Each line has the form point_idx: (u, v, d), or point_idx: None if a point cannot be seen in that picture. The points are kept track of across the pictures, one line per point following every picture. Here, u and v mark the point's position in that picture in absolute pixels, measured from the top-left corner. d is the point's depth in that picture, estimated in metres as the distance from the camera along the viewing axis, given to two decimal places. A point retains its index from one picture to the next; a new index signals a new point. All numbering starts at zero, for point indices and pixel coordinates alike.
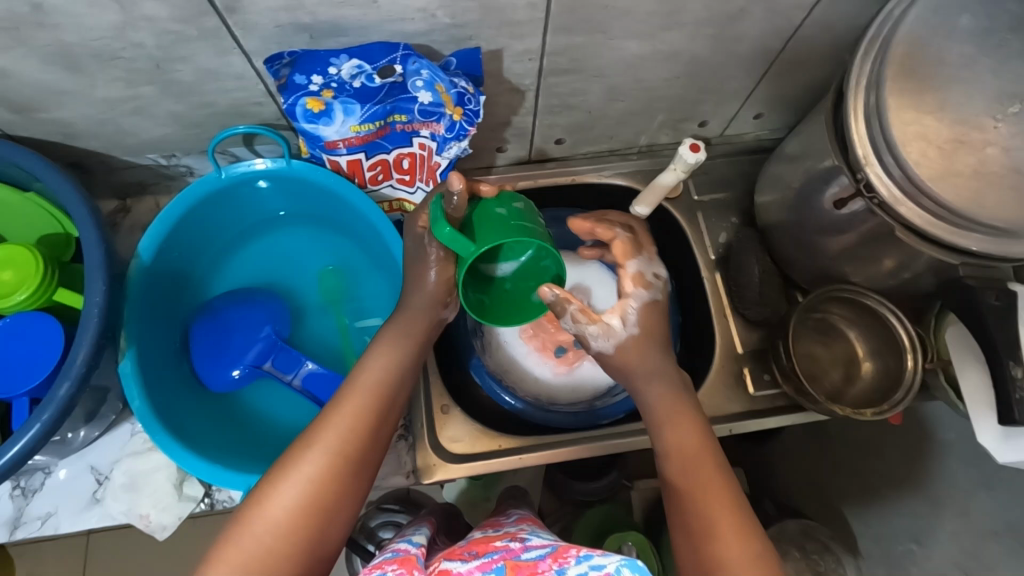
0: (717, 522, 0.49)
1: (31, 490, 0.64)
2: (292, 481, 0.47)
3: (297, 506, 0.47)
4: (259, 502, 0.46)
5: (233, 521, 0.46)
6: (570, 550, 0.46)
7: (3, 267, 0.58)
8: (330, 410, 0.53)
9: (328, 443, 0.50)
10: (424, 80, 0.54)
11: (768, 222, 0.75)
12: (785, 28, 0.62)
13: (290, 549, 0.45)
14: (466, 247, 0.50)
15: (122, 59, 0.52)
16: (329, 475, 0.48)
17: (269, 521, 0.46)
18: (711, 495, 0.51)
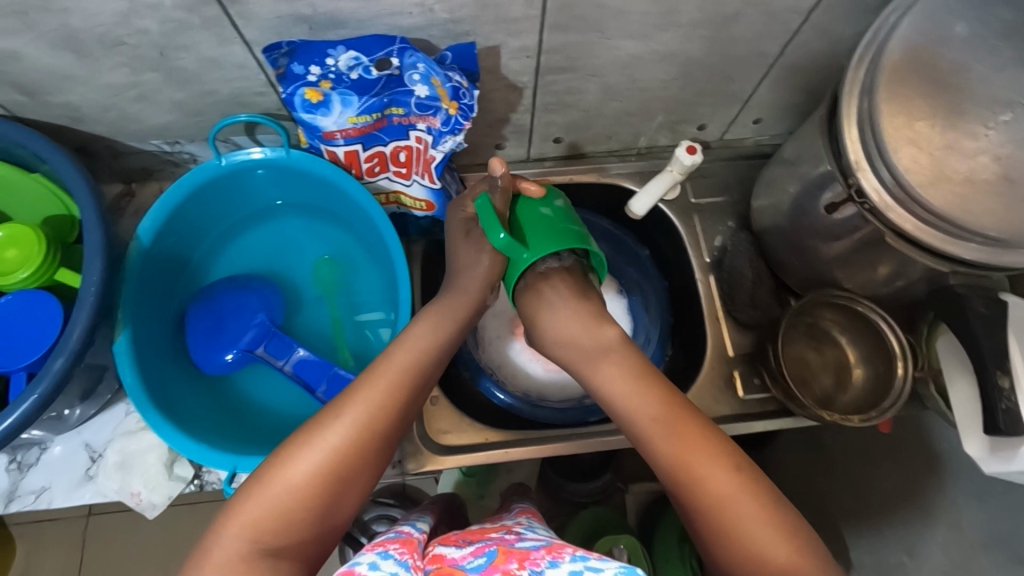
0: (759, 535, 0.47)
1: (27, 464, 0.66)
2: (314, 449, 0.48)
3: (317, 472, 0.47)
4: (280, 466, 0.47)
5: (250, 482, 0.47)
6: (566, 547, 0.46)
7: (8, 246, 0.61)
8: (360, 386, 0.53)
9: (353, 415, 0.50)
10: (420, 73, 0.55)
11: (765, 227, 0.75)
12: (781, 32, 0.63)
13: (304, 515, 0.46)
14: (519, 253, 0.56)
15: (126, 46, 0.53)
16: (351, 446, 0.49)
17: (291, 485, 0.46)
18: (755, 507, 0.48)
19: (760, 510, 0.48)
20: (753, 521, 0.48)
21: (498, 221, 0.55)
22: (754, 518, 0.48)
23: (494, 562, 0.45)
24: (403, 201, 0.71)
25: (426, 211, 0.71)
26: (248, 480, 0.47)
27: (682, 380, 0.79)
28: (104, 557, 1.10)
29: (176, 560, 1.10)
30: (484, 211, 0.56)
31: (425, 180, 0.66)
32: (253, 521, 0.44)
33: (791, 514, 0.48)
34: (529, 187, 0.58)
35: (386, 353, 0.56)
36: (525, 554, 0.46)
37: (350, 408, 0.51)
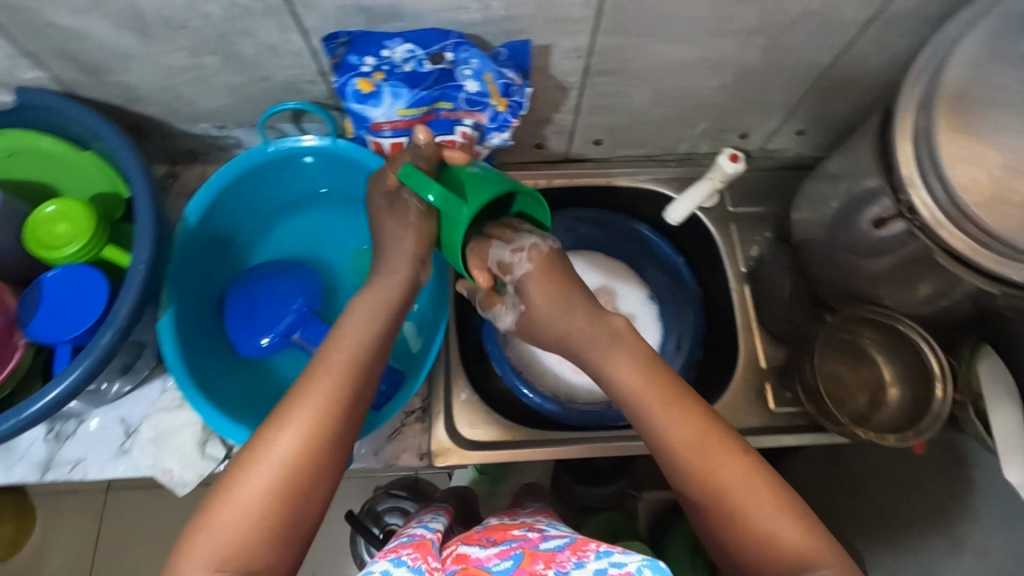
0: (763, 523, 0.46)
1: (64, 435, 0.67)
2: (261, 469, 0.45)
3: (267, 494, 0.45)
4: (226, 494, 0.45)
5: (200, 514, 0.44)
6: (589, 545, 0.46)
7: (58, 222, 0.63)
8: (298, 392, 0.49)
9: (293, 427, 0.47)
10: (472, 69, 0.56)
11: (804, 239, 0.74)
12: (836, 43, 0.62)
13: (266, 534, 0.44)
14: (459, 208, 0.52)
15: (188, 29, 0.54)
16: (299, 458, 0.46)
17: (241, 511, 0.44)
18: (756, 496, 0.47)
19: (759, 497, 0.47)
20: (753, 507, 0.47)
21: (426, 180, 0.53)
22: (753, 502, 0.47)
23: (520, 565, 0.44)
24: None
25: None
26: (196, 514, 0.45)
27: (711, 389, 0.78)
28: (121, 529, 1.12)
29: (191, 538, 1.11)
30: (412, 177, 0.53)
31: None
32: (211, 553, 0.43)
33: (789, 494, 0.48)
34: (452, 154, 0.57)
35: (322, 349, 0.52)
36: (551, 556, 0.45)
37: (290, 418, 0.47)
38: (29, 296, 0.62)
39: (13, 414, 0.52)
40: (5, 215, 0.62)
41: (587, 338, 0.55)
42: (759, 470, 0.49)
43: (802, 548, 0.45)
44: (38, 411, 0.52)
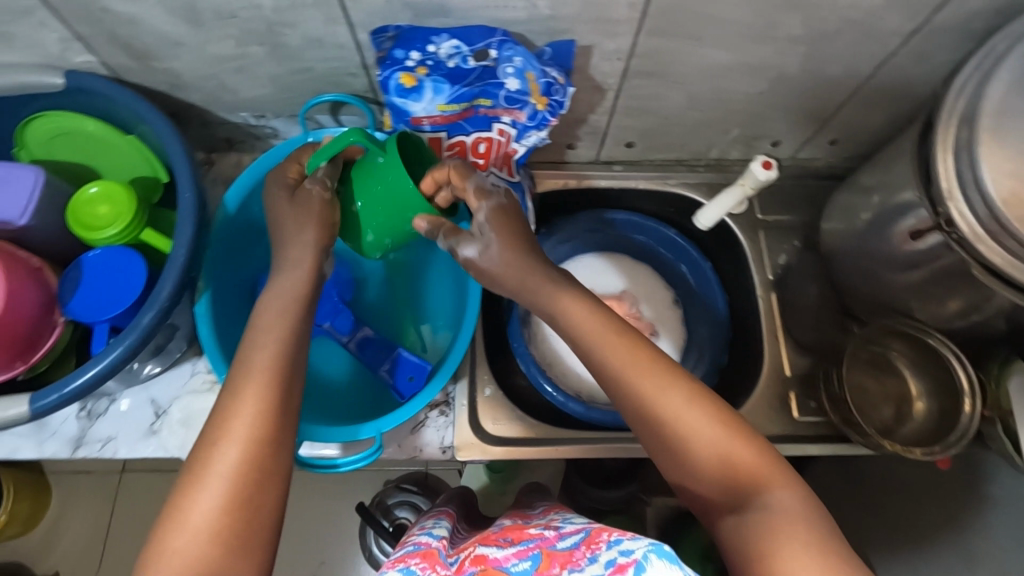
0: (711, 436, 0.46)
1: (95, 414, 0.68)
2: (209, 485, 0.42)
3: (217, 508, 0.41)
4: (173, 519, 0.41)
5: (152, 544, 0.40)
6: (602, 536, 0.46)
7: (100, 203, 0.64)
8: (225, 406, 0.46)
9: (231, 441, 0.44)
10: (515, 67, 0.56)
11: (834, 249, 0.74)
12: (877, 53, 0.62)
13: (227, 550, 0.41)
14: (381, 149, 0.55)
15: (237, 18, 0.55)
16: (243, 471, 0.43)
17: (194, 532, 0.40)
18: (703, 414, 0.47)
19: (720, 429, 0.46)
20: (716, 438, 0.46)
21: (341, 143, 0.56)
22: (713, 433, 0.46)
23: (538, 567, 0.44)
24: None
25: None
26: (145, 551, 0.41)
27: (733, 396, 0.78)
28: (136, 510, 1.13)
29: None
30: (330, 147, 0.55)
31: (501, 172, 0.67)
32: None
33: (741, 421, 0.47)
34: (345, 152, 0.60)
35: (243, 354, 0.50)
36: (569, 556, 0.45)
37: (227, 430, 0.45)
38: (70, 274, 0.63)
39: (55, 389, 0.52)
40: (50, 195, 0.63)
41: (532, 277, 0.56)
42: (706, 398, 0.48)
43: (746, 456, 0.45)
44: (79, 388, 0.53)
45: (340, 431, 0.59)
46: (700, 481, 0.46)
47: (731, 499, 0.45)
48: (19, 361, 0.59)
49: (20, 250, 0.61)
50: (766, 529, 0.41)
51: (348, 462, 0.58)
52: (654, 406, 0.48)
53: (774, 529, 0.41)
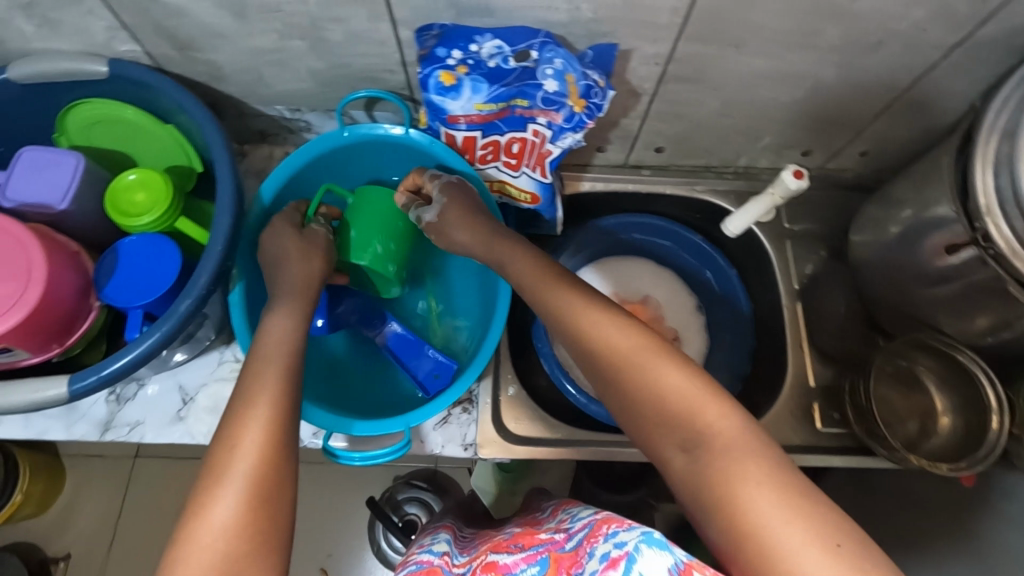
0: (657, 376, 0.44)
1: (124, 398, 0.69)
2: (231, 482, 0.40)
3: (238, 505, 0.39)
4: (192, 519, 0.38)
5: (172, 548, 0.38)
6: (603, 526, 0.42)
7: (137, 190, 0.64)
8: (237, 406, 0.45)
9: (248, 438, 0.42)
10: (555, 69, 0.57)
11: (862, 260, 0.74)
12: (917, 66, 0.62)
13: (255, 542, 0.38)
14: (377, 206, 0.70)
15: (282, 12, 0.55)
16: (265, 466, 0.41)
17: (217, 531, 0.38)
18: (646, 354, 0.46)
19: (665, 363, 0.45)
20: (660, 372, 0.44)
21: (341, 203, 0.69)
22: (658, 368, 0.44)
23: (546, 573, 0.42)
24: (505, 191, 0.72)
25: (528, 203, 0.72)
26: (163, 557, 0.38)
27: (755, 404, 0.78)
28: (149, 495, 1.14)
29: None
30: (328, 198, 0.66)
31: (534, 173, 0.67)
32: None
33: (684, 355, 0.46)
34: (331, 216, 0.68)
35: (253, 352, 0.50)
36: (573, 560, 0.41)
37: (243, 427, 0.43)
38: (106, 260, 0.63)
39: (93, 371, 0.53)
40: (89, 181, 0.64)
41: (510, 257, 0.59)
42: (649, 337, 0.47)
43: (688, 390, 0.43)
44: (116, 371, 0.54)
45: (336, 422, 0.58)
46: (646, 419, 0.44)
47: (678, 434, 0.42)
48: (55, 343, 0.60)
49: (58, 235, 0.62)
50: (718, 460, 0.40)
51: (360, 459, 0.58)
52: (605, 347, 0.47)
53: (726, 460, 0.40)
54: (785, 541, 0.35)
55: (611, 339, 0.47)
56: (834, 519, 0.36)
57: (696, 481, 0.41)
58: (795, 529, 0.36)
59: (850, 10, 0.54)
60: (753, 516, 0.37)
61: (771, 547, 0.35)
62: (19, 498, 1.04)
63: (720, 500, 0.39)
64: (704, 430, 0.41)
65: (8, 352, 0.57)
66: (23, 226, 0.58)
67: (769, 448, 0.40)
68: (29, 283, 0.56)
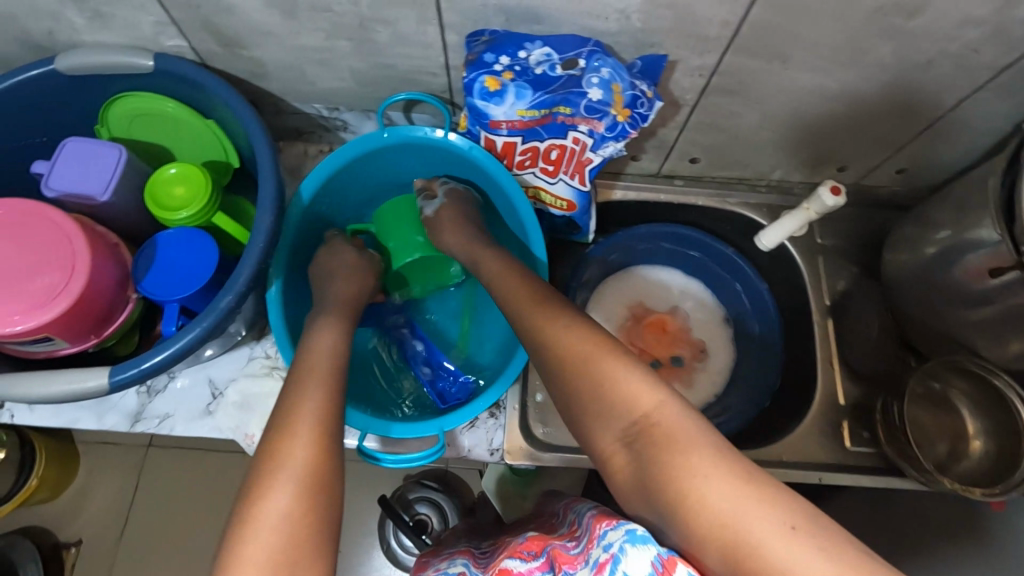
0: (615, 387, 0.45)
1: (155, 390, 0.70)
2: (287, 470, 0.43)
3: (294, 492, 0.42)
4: (253, 506, 0.41)
5: (235, 533, 0.40)
6: (596, 526, 0.42)
7: (177, 184, 0.65)
8: (289, 403, 0.48)
9: (299, 431, 0.45)
10: (602, 78, 0.56)
11: (896, 278, 0.73)
12: (965, 85, 0.61)
13: (309, 529, 0.41)
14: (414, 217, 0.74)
15: (331, 13, 0.55)
16: (318, 458, 0.44)
17: (279, 516, 0.40)
18: (606, 365, 0.46)
19: (610, 361, 0.47)
20: (607, 370, 0.46)
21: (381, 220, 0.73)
22: (604, 366, 0.46)
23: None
24: (541, 198, 0.72)
25: (564, 210, 0.72)
26: (225, 544, 0.40)
27: (781, 419, 0.77)
28: (159, 487, 1.13)
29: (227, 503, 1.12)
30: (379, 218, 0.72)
31: (572, 180, 0.67)
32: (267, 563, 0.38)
33: (628, 352, 0.47)
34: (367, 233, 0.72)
35: (301, 368, 0.52)
36: (573, 564, 0.41)
37: (293, 421, 0.46)
38: (145, 252, 0.64)
39: (134, 363, 0.54)
40: (129, 173, 0.64)
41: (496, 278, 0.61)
42: (610, 347, 0.48)
43: (644, 401, 0.44)
44: (156, 364, 0.54)
45: (375, 425, 0.60)
46: (595, 419, 0.46)
47: (624, 430, 0.44)
48: (93, 334, 0.61)
49: (98, 226, 0.62)
50: (662, 451, 0.41)
51: (393, 462, 0.59)
52: (557, 351, 0.50)
53: (669, 449, 0.41)
54: (736, 524, 0.36)
55: (562, 343, 0.49)
56: (782, 497, 0.37)
57: (643, 473, 0.42)
58: (743, 510, 0.37)
59: (904, 28, 0.53)
60: (704, 502, 0.38)
61: (727, 531, 0.37)
62: (35, 482, 1.03)
63: (668, 488, 0.40)
64: (646, 424, 0.43)
65: (48, 341, 0.58)
66: (69, 218, 0.58)
67: (708, 435, 0.42)
68: (73, 275, 0.57)
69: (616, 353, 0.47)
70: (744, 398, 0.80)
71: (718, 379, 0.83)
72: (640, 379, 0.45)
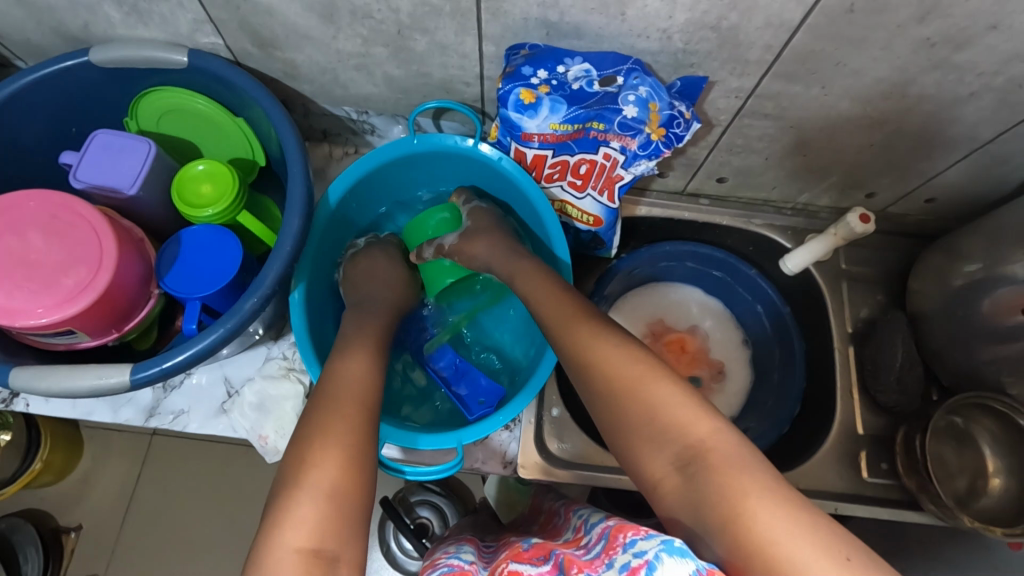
0: (665, 407, 0.45)
1: (171, 386, 0.69)
2: (325, 450, 0.44)
3: (341, 469, 0.43)
4: (299, 474, 0.43)
5: (282, 498, 0.42)
6: (621, 535, 0.40)
7: (204, 181, 0.64)
8: (333, 397, 0.49)
9: (345, 416, 0.48)
10: (638, 96, 0.56)
11: (922, 310, 0.72)
12: (1006, 121, 0.60)
13: (338, 511, 0.41)
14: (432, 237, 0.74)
15: (372, 19, 0.55)
16: (356, 449, 0.45)
17: (318, 495, 0.42)
18: (655, 386, 0.46)
19: (666, 388, 0.46)
20: (657, 391, 0.46)
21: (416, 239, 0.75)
22: (658, 390, 0.46)
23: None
24: (567, 212, 0.71)
25: (590, 225, 0.71)
26: (263, 522, 0.41)
27: (798, 445, 0.77)
28: (163, 478, 1.12)
29: (231, 496, 1.12)
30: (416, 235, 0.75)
31: (601, 197, 0.67)
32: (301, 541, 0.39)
33: (644, 373, 0.47)
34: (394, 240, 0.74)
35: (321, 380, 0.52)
36: (591, 568, 0.39)
37: (337, 407, 0.48)
38: (169, 248, 0.63)
39: (156, 362, 0.54)
40: (158, 168, 0.64)
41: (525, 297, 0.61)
42: (660, 370, 0.48)
43: (693, 425, 0.44)
44: (178, 363, 0.54)
45: (392, 435, 0.60)
46: (640, 436, 0.45)
47: (677, 456, 0.43)
48: (113, 328, 0.60)
49: (123, 221, 0.62)
50: (716, 473, 0.41)
51: (411, 474, 0.60)
52: (605, 372, 0.49)
53: (725, 475, 0.40)
54: (788, 545, 0.36)
55: (610, 364, 0.49)
56: (832, 531, 0.37)
57: (696, 499, 0.41)
58: (801, 536, 0.36)
59: (950, 60, 0.53)
60: (754, 522, 0.38)
61: (776, 549, 0.36)
62: (38, 466, 1.02)
63: (725, 515, 0.39)
64: (701, 451, 0.42)
65: (71, 334, 0.58)
66: (96, 212, 0.58)
67: (763, 465, 0.41)
68: (98, 270, 0.57)
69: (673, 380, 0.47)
70: (760, 422, 0.80)
71: (735, 401, 0.84)
72: (696, 408, 0.45)
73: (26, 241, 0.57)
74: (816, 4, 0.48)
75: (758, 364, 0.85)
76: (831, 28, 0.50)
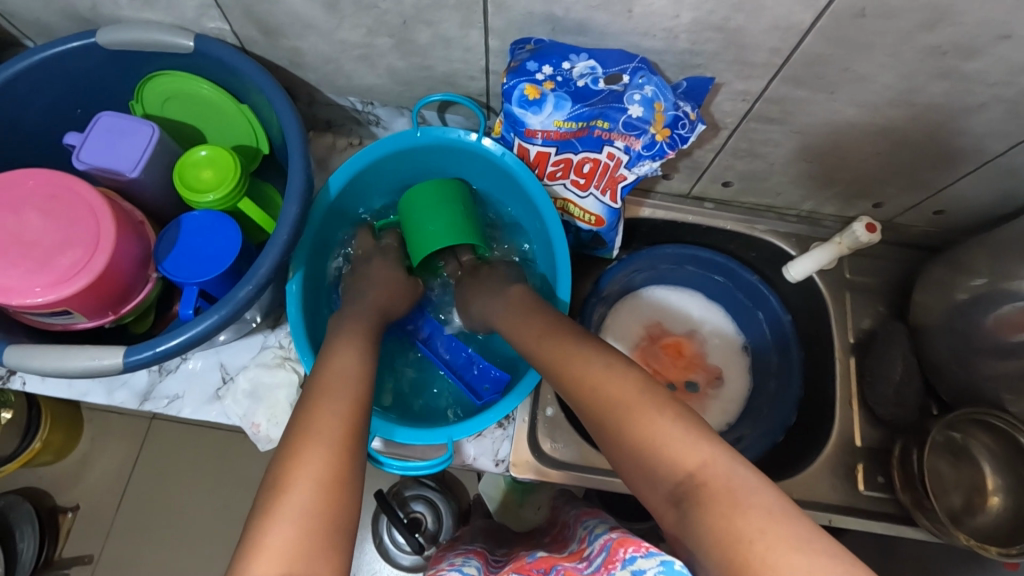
0: (652, 432, 0.44)
1: (166, 370, 0.69)
2: (307, 466, 0.44)
3: (315, 484, 0.43)
4: (276, 500, 0.42)
5: (258, 523, 0.41)
6: (619, 550, 0.40)
7: (205, 167, 0.64)
8: (314, 406, 0.49)
9: (322, 432, 0.46)
10: (644, 96, 0.56)
11: (924, 322, 0.71)
12: (1016, 133, 0.59)
13: (313, 525, 0.41)
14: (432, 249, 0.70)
15: (376, 9, 0.54)
16: (336, 462, 0.45)
17: (296, 510, 0.41)
18: (639, 410, 0.46)
19: (649, 414, 0.45)
20: (641, 417, 0.45)
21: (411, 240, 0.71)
22: (639, 414, 0.45)
23: None
24: (569, 211, 0.71)
25: (591, 224, 0.71)
26: (245, 537, 0.41)
27: (794, 454, 0.76)
28: (160, 462, 1.13)
29: (226, 482, 1.12)
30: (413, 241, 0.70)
31: (603, 196, 0.67)
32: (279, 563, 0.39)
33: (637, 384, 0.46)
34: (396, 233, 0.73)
35: (313, 381, 0.52)
36: None
37: (317, 414, 0.48)
38: (168, 233, 0.63)
39: (150, 346, 0.53)
40: (159, 152, 0.64)
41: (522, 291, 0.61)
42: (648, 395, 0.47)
43: (679, 448, 0.42)
44: (172, 348, 0.54)
45: (379, 425, 0.60)
46: (638, 469, 0.44)
47: (669, 490, 0.42)
48: (110, 311, 0.61)
49: (124, 204, 0.62)
50: (709, 497, 0.39)
51: (399, 468, 0.60)
52: (597, 397, 0.48)
53: (712, 511, 0.39)
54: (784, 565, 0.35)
55: (600, 390, 0.48)
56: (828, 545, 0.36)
57: (689, 537, 0.39)
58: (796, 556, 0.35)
59: (960, 69, 0.52)
60: (749, 544, 0.36)
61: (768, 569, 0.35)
62: (38, 445, 1.03)
63: (724, 543, 0.37)
64: (689, 480, 0.41)
65: (67, 314, 0.58)
66: (97, 194, 0.58)
67: (756, 481, 0.40)
68: (95, 252, 0.57)
69: (665, 405, 0.45)
70: (757, 430, 0.79)
71: (732, 408, 0.83)
72: (681, 429, 0.43)
73: (25, 220, 0.57)
74: (824, 8, 0.47)
75: (757, 370, 0.84)
76: (839, 33, 0.49)
